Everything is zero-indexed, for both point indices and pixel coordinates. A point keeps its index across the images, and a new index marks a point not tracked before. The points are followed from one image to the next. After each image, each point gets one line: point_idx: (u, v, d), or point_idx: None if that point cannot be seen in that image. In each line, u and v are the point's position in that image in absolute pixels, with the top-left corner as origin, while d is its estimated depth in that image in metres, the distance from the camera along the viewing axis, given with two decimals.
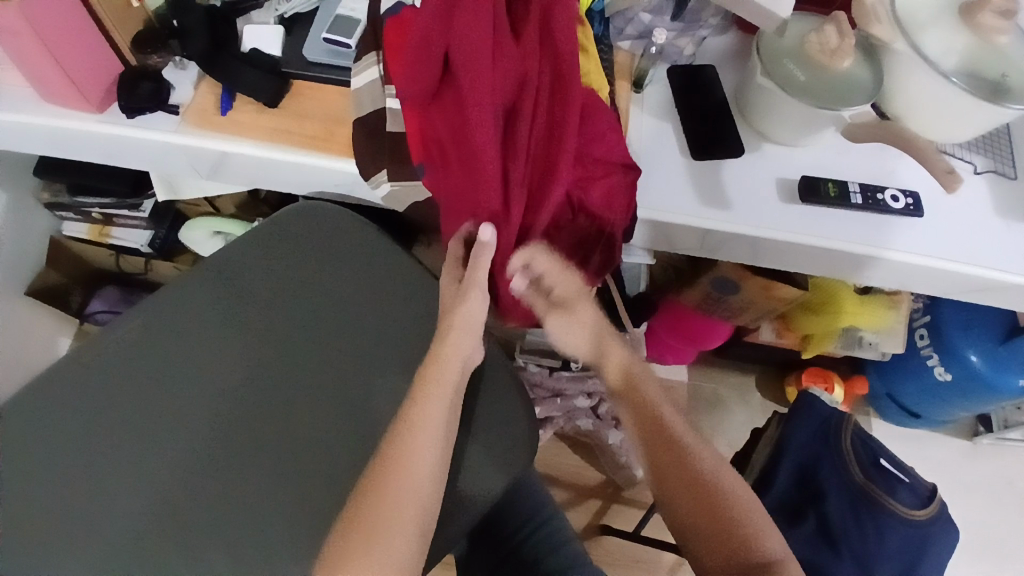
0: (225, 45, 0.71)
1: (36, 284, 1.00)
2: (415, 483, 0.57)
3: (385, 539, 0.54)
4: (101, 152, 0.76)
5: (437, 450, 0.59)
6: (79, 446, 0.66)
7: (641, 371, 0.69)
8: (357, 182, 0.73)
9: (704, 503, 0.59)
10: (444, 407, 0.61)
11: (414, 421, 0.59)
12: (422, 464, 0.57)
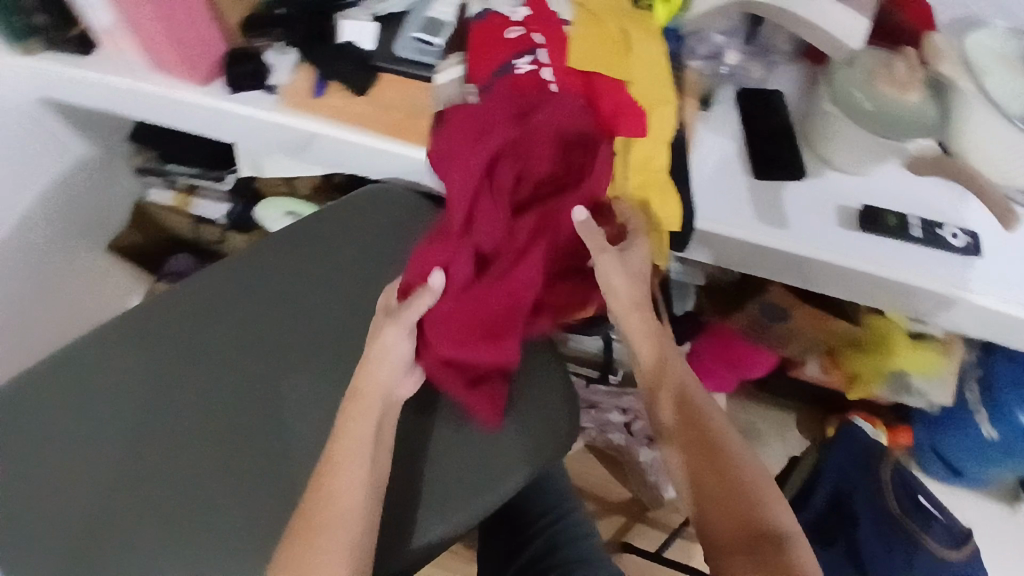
0: (324, 37, 0.78)
1: (120, 243, 1.08)
2: (345, 513, 0.57)
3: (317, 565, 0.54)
4: (199, 124, 0.82)
5: (369, 485, 0.59)
6: (148, 387, 0.72)
7: (666, 369, 0.65)
8: (427, 172, 0.78)
9: (727, 498, 0.57)
10: (369, 446, 0.60)
11: (338, 453, 0.59)
12: (348, 497, 0.58)
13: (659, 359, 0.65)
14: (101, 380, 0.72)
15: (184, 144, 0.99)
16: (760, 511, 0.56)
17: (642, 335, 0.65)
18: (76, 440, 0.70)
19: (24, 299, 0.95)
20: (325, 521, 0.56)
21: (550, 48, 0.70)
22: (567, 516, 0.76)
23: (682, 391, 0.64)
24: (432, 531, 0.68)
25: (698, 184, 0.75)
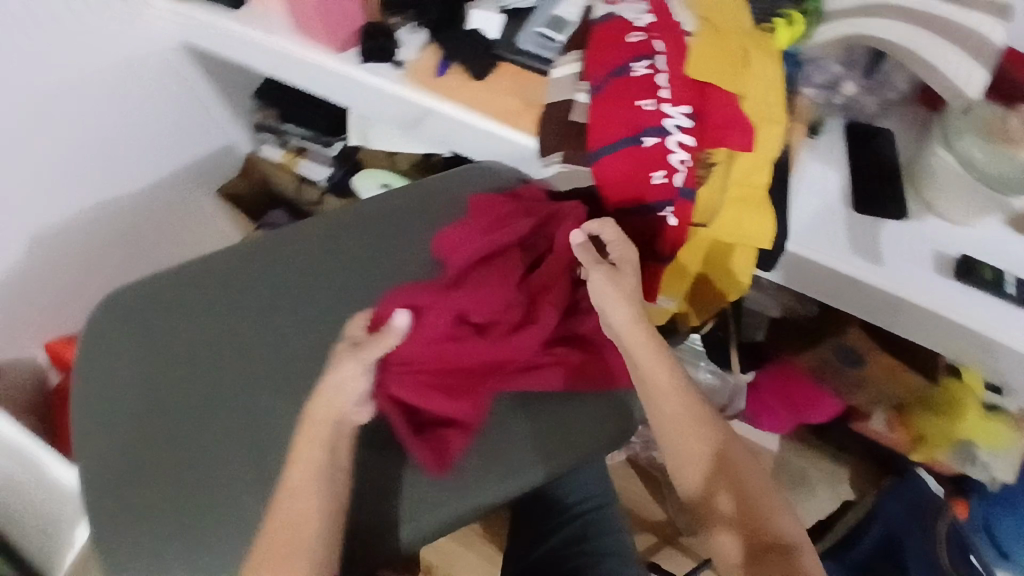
0: (454, 21, 0.82)
1: (228, 188, 1.15)
2: (305, 527, 0.58)
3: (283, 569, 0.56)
4: (324, 87, 0.88)
5: (322, 507, 0.59)
6: (234, 317, 0.76)
7: (672, 384, 0.66)
8: (529, 158, 0.81)
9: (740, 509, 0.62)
10: (313, 472, 0.59)
11: (295, 466, 0.60)
12: (307, 512, 0.58)
13: (668, 373, 0.66)
14: (192, 298, 0.77)
15: (303, 104, 1.07)
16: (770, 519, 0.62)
17: (649, 352, 0.66)
18: (158, 349, 0.74)
19: (127, 219, 1.03)
20: (293, 529, 0.58)
21: (669, 54, 0.72)
22: (600, 504, 0.80)
23: (688, 405, 0.65)
24: (421, 526, 0.68)
25: (795, 209, 0.76)
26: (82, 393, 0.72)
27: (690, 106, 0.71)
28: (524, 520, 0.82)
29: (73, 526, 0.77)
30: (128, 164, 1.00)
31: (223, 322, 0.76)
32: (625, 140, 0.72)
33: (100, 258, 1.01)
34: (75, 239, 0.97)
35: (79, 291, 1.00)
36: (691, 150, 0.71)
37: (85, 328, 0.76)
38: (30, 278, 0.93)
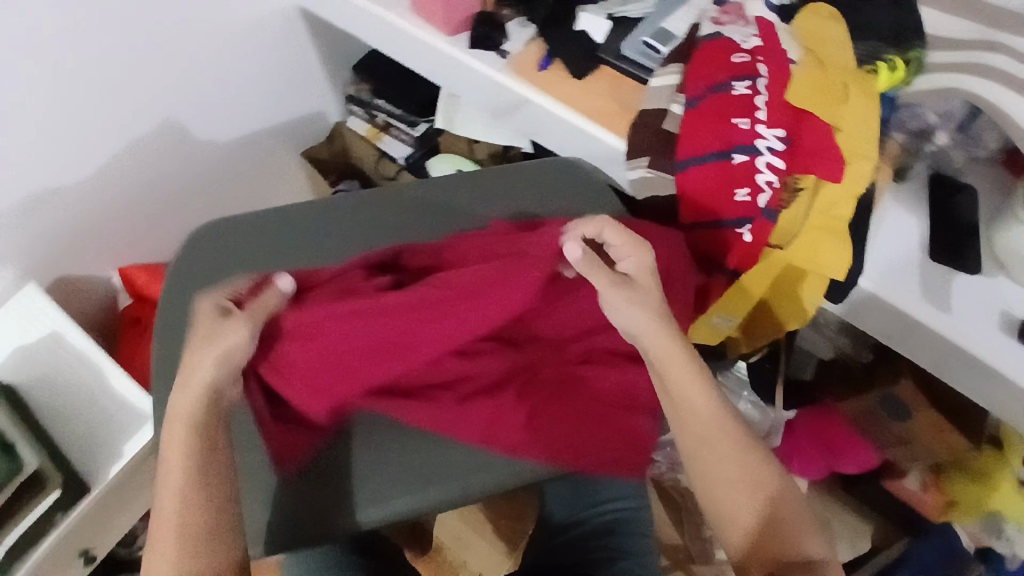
0: (563, 20, 0.86)
1: (312, 152, 1.20)
2: (180, 518, 0.57)
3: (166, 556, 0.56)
4: (428, 67, 0.92)
5: (185, 480, 0.58)
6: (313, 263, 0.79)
7: (708, 403, 0.64)
8: (615, 160, 0.83)
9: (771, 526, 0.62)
10: (183, 469, 0.58)
11: (170, 463, 0.59)
12: (181, 503, 0.57)
13: (705, 396, 0.64)
14: (275, 240, 0.80)
15: (403, 86, 1.13)
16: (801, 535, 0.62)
17: (685, 371, 0.64)
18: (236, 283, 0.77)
19: (214, 162, 1.08)
20: (170, 521, 0.57)
21: (771, 78, 0.74)
22: (617, 507, 0.80)
23: (723, 423, 0.64)
24: (377, 512, 0.69)
25: (873, 248, 0.77)
26: (162, 311, 0.75)
27: (784, 130, 0.73)
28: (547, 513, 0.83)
29: (122, 440, 0.80)
30: (227, 114, 1.05)
31: (302, 268, 0.78)
32: (715, 154, 0.73)
33: (187, 199, 1.06)
34: (167, 172, 1.02)
35: (163, 223, 1.05)
36: (779, 173, 0.73)
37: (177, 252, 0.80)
38: (121, 201, 0.98)
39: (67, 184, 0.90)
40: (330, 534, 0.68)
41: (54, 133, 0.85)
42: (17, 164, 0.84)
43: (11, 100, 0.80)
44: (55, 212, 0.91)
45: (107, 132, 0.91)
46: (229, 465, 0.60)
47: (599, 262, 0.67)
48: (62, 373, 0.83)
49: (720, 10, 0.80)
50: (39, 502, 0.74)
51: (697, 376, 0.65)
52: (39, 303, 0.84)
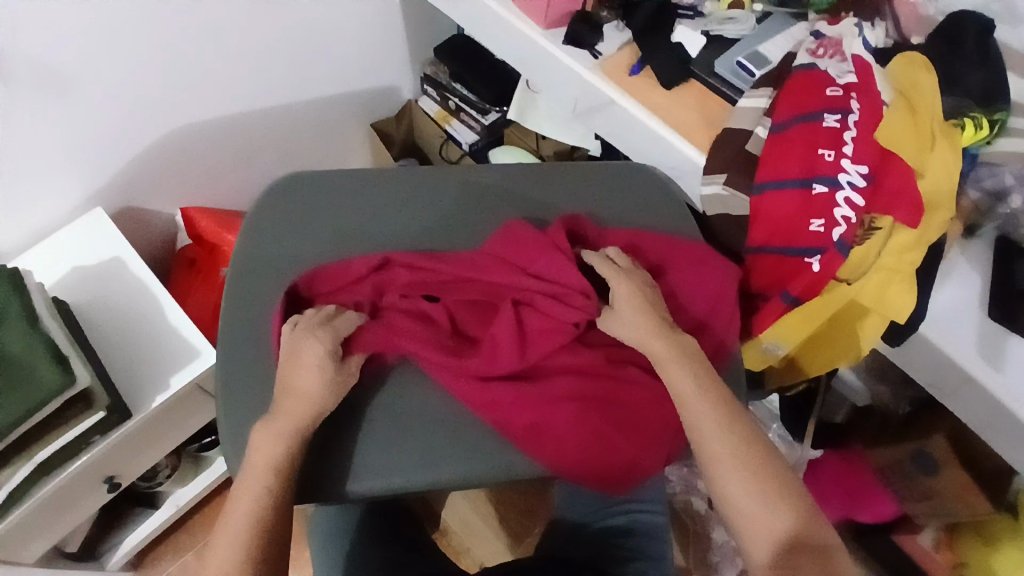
0: (660, 31, 0.88)
1: (381, 123, 1.25)
2: (246, 516, 0.57)
3: (223, 553, 0.56)
4: (520, 56, 0.94)
5: (265, 493, 0.58)
6: (384, 224, 0.80)
7: (698, 394, 0.63)
8: (692, 172, 0.84)
9: (773, 516, 0.58)
10: (267, 466, 0.59)
11: (261, 457, 0.59)
12: (254, 502, 0.58)
13: (693, 383, 0.63)
14: (350, 197, 0.81)
15: (481, 72, 1.15)
16: (806, 528, 0.57)
17: (676, 367, 0.64)
18: (310, 232, 0.78)
19: (292, 119, 1.11)
20: (238, 516, 0.57)
21: (864, 115, 0.74)
22: (640, 510, 0.79)
23: (718, 413, 0.62)
24: (374, 483, 0.66)
25: (938, 298, 0.78)
26: (238, 248, 0.77)
27: (868, 167, 0.73)
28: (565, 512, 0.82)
29: (170, 370, 0.82)
30: (315, 75, 1.08)
31: (373, 228, 0.79)
32: (796, 181, 0.74)
33: (263, 149, 1.10)
34: (241, 121, 1.03)
35: (236, 169, 1.08)
36: (857, 210, 0.73)
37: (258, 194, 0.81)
38: (194, 143, 0.99)
39: (163, 119, 0.93)
40: (318, 499, 0.65)
41: (146, 64, 0.86)
42: (111, 90, 0.85)
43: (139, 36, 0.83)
44: (133, 142, 0.92)
45: (194, 72, 0.92)
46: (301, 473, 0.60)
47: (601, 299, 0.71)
48: (120, 298, 0.85)
49: (818, 43, 0.81)
50: (82, 419, 0.73)
51: (689, 366, 0.64)
52: (108, 229, 0.88)
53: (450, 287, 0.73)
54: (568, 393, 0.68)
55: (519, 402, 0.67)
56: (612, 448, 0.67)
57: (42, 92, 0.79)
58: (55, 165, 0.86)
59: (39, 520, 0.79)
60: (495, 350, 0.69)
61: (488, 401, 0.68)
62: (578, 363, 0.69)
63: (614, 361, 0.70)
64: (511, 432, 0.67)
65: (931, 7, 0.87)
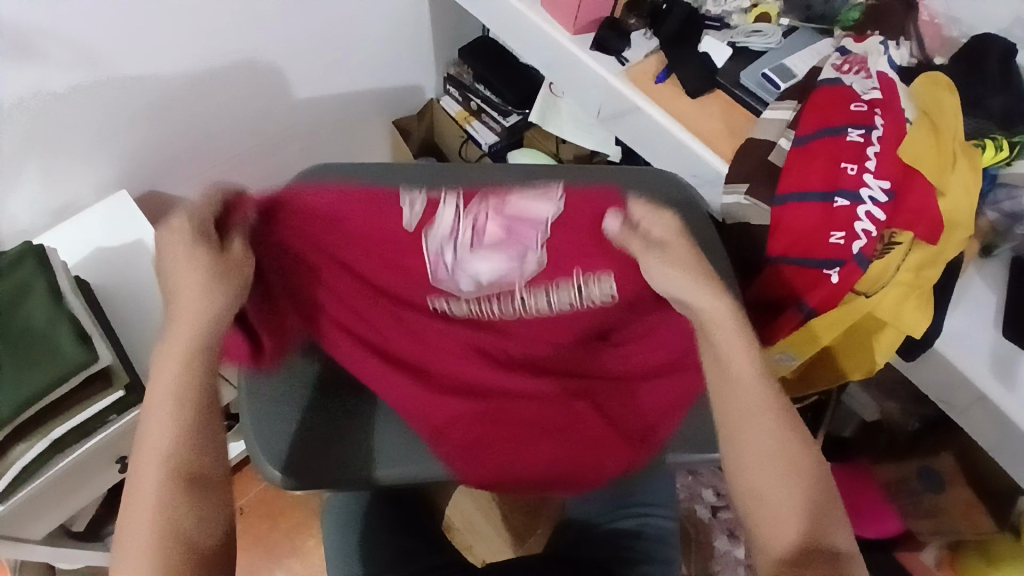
0: (688, 41, 0.89)
1: (402, 122, 1.26)
2: (151, 503, 0.52)
3: (136, 547, 0.51)
4: (548, 61, 0.96)
5: (167, 475, 0.53)
6: None
7: (753, 376, 0.59)
8: (713, 181, 0.86)
9: (791, 515, 0.55)
10: (165, 445, 0.54)
11: (154, 438, 0.54)
12: (154, 485, 0.53)
13: (748, 359, 0.60)
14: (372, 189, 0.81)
15: (506, 75, 1.16)
16: (821, 531, 0.55)
17: (738, 345, 0.60)
18: None
19: (317, 113, 1.12)
20: (144, 509, 0.52)
21: (887, 132, 0.75)
22: (653, 515, 0.80)
23: (767, 397, 0.58)
24: (399, 473, 0.69)
25: (954, 316, 0.79)
26: None
27: (890, 183, 0.73)
28: (577, 512, 0.83)
29: None
30: (342, 69, 1.09)
31: None
32: (818, 193, 0.75)
33: (287, 140, 1.11)
34: (267, 111, 1.04)
35: (259, 159, 1.10)
36: (877, 224, 0.73)
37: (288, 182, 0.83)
38: (221, 130, 1.00)
39: (193, 105, 0.94)
40: (352, 485, 0.69)
41: (176, 48, 0.87)
42: (144, 73, 0.86)
43: (173, 21, 0.84)
44: (161, 126, 0.93)
45: (223, 59, 0.93)
46: (209, 440, 0.56)
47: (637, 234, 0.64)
48: (142, 280, 0.86)
49: (843, 59, 0.82)
50: (101, 397, 0.73)
51: (739, 340, 0.60)
52: (132, 211, 0.89)
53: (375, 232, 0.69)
54: (530, 415, 0.69)
55: (480, 419, 0.68)
56: (575, 453, 0.69)
57: (75, 72, 0.80)
58: (83, 147, 0.87)
59: (51, 496, 0.79)
60: (457, 356, 0.69)
61: (452, 415, 0.68)
62: (535, 386, 0.69)
63: (570, 390, 0.69)
64: (473, 432, 0.68)
65: (956, 28, 0.89)
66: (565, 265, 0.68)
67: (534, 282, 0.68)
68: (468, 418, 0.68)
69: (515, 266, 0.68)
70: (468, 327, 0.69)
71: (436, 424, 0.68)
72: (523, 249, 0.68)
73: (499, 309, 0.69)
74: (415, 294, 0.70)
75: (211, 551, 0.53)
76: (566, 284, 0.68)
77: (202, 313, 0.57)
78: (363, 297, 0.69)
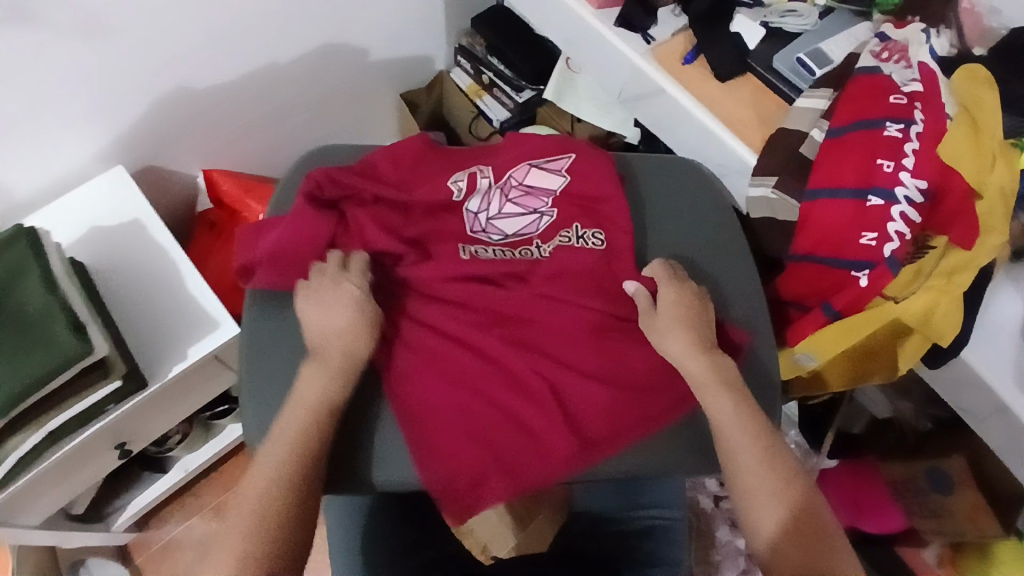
0: (719, 20, 0.85)
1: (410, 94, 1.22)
2: (273, 452, 0.62)
3: (255, 483, 0.61)
4: (570, 36, 0.92)
5: (296, 434, 0.62)
6: None
7: (738, 421, 0.64)
8: (738, 173, 0.83)
9: (794, 553, 0.59)
10: (308, 409, 0.63)
11: (301, 398, 0.64)
12: (282, 435, 0.62)
13: (732, 407, 0.64)
14: None
15: (521, 47, 1.11)
16: (824, 565, 0.58)
17: (715, 392, 0.65)
18: None
19: (323, 84, 1.07)
20: (274, 455, 0.62)
21: (927, 128, 0.71)
22: (659, 517, 0.79)
23: (754, 441, 0.63)
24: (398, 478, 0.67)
25: (980, 325, 0.76)
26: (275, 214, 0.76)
27: (927, 183, 0.69)
28: (587, 504, 0.79)
29: (189, 341, 0.79)
30: (352, 37, 1.04)
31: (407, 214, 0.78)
32: (850, 190, 0.71)
33: (291, 113, 1.07)
34: (271, 81, 0.99)
35: (262, 132, 1.05)
36: (911, 225, 0.70)
37: (298, 161, 0.79)
38: (224, 102, 0.96)
39: (196, 74, 0.89)
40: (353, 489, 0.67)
41: (179, 17, 0.81)
42: (144, 42, 0.81)
43: None
44: (163, 98, 0.88)
45: (228, 27, 0.87)
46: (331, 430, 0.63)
47: (642, 291, 0.71)
48: (142, 261, 0.83)
49: (883, 46, 0.77)
50: (99, 388, 0.71)
51: (717, 384, 0.65)
52: (132, 188, 0.86)
53: (418, 176, 0.76)
54: (510, 413, 0.67)
55: (457, 414, 0.67)
56: (554, 453, 0.66)
57: (73, 39, 0.75)
58: (79, 118, 0.82)
59: (49, 481, 0.77)
60: (444, 355, 0.69)
61: (432, 411, 0.67)
62: (523, 383, 0.68)
63: (559, 391, 0.68)
64: (430, 422, 0.67)
65: (995, 20, 0.80)
66: (569, 218, 0.75)
67: (548, 236, 0.75)
68: (447, 415, 0.67)
69: (533, 221, 0.76)
70: (461, 313, 0.71)
71: (420, 421, 0.67)
72: (539, 209, 0.76)
73: (524, 258, 0.73)
74: (462, 235, 0.75)
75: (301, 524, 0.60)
76: (566, 232, 0.75)
77: (329, 381, 0.64)
78: (396, 235, 0.72)
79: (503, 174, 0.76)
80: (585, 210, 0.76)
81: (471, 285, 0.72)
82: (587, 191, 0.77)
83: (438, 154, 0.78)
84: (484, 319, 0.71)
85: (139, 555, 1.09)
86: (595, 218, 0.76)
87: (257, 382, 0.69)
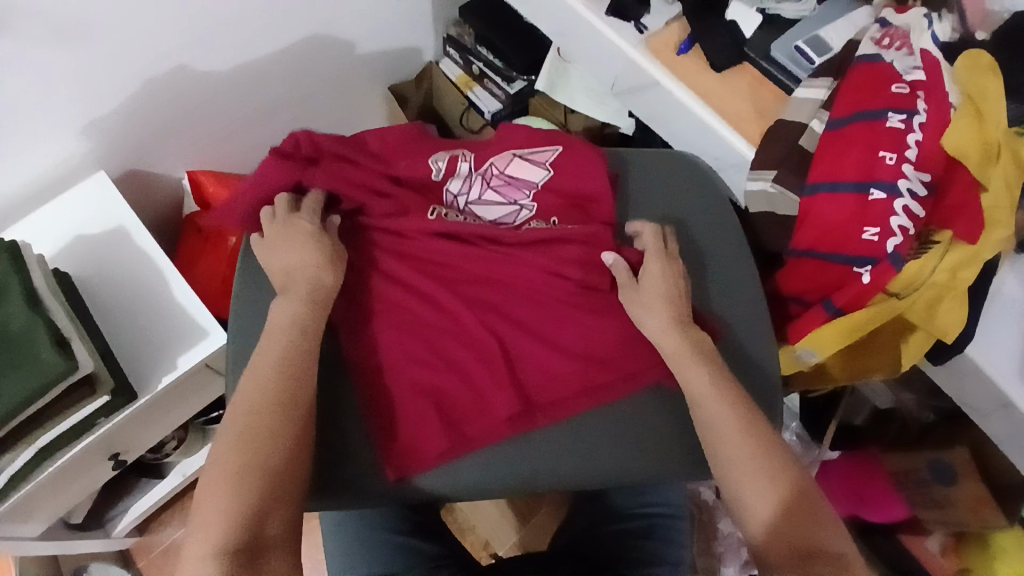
0: (714, 9, 0.82)
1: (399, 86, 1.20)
2: (244, 409, 0.58)
3: (226, 444, 0.56)
4: (560, 26, 0.90)
5: (266, 389, 0.59)
6: None
7: (717, 393, 0.62)
8: (736, 165, 0.81)
9: (784, 524, 0.56)
10: (277, 364, 0.60)
11: (270, 356, 0.61)
12: (252, 392, 0.59)
13: (710, 381, 0.63)
14: None
15: (512, 37, 1.08)
16: (817, 535, 0.56)
17: (691, 367, 0.64)
18: None
19: (309, 79, 1.04)
20: (245, 413, 0.58)
21: (930, 119, 0.68)
22: (662, 515, 0.78)
23: (735, 414, 0.61)
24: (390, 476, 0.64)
25: (984, 318, 0.74)
26: None
27: (930, 176, 0.68)
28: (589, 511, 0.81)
29: (177, 351, 0.78)
30: (339, 30, 1.00)
31: None
32: (851, 184, 0.69)
33: (277, 110, 1.04)
34: (255, 78, 0.96)
35: (248, 130, 1.02)
36: (914, 220, 0.68)
37: None
38: (208, 101, 0.93)
39: (177, 74, 0.86)
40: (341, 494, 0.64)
41: (158, 15, 0.78)
42: (122, 42, 0.77)
43: None
44: (145, 99, 0.85)
45: (210, 24, 0.84)
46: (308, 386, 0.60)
47: (620, 265, 0.68)
48: (128, 268, 0.81)
49: (884, 32, 0.74)
50: (87, 403, 0.69)
51: (694, 358, 0.64)
52: (116, 195, 0.84)
53: (399, 152, 0.74)
54: (488, 392, 0.66)
55: (435, 397, 0.65)
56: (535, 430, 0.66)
57: (48, 41, 0.71)
58: (58, 123, 0.79)
59: (42, 496, 0.76)
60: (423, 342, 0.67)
61: (409, 398, 0.65)
62: (500, 363, 0.67)
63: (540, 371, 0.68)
64: (406, 409, 0.65)
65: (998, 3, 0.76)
66: (549, 209, 0.74)
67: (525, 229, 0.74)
68: (423, 400, 0.65)
69: (512, 212, 0.74)
70: (444, 307, 0.68)
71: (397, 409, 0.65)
72: (519, 202, 0.74)
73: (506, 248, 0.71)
74: None
75: (281, 480, 0.56)
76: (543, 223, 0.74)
77: (298, 333, 0.62)
78: (384, 239, 0.71)
79: (492, 171, 0.75)
80: (577, 208, 0.74)
81: (455, 279, 0.70)
82: (575, 187, 0.75)
83: (420, 134, 0.77)
84: (466, 305, 0.69)
85: (141, 559, 1.10)
86: (588, 216, 0.74)
87: (231, 365, 0.66)
